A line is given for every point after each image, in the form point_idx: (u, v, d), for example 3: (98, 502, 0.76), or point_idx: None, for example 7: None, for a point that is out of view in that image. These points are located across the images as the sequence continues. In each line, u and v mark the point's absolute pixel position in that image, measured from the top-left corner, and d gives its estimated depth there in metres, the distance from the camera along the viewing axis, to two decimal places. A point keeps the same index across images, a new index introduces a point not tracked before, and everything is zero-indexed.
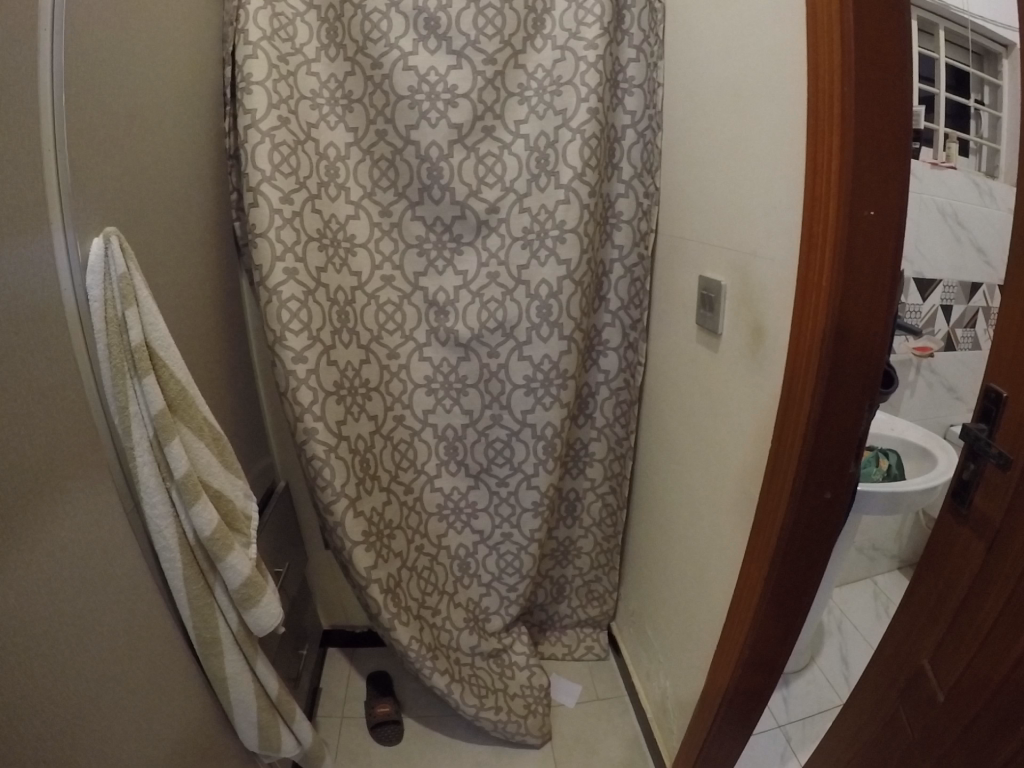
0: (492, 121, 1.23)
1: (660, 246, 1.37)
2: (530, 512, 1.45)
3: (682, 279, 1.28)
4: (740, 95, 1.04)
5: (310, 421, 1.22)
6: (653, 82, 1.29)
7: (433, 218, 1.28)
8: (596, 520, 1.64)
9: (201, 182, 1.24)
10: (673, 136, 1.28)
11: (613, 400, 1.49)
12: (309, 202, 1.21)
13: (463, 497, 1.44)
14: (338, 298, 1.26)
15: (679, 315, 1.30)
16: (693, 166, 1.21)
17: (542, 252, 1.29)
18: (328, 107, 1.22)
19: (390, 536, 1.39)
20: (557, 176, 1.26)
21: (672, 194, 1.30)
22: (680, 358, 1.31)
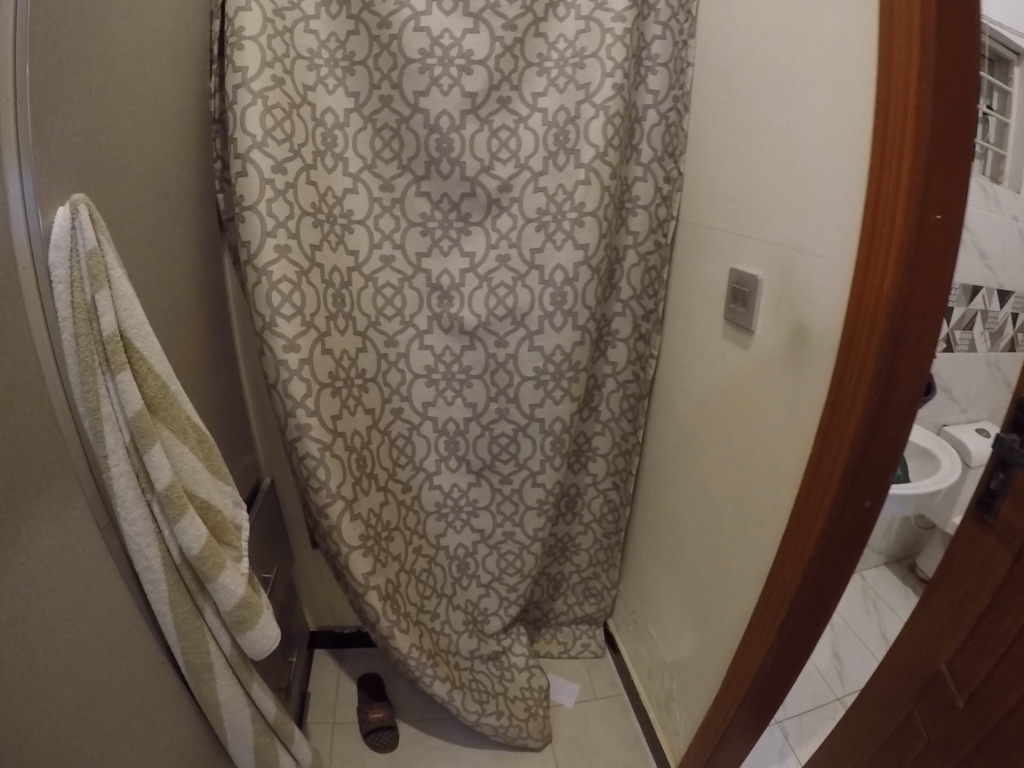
0: (508, 91, 1.12)
1: (679, 235, 1.26)
2: (534, 510, 1.39)
3: (707, 267, 1.17)
4: (791, 71, 0.94)
5: (303, 416, 1.11)
6: (681, 59, 1.18)
7: (439, 195, 1.17)
8: (597, 517, 1.55)
9: (184, 148, 1.12)
10: (704, 118, 1.16)
11: (620, 393, 1.39)
12: (304, 172, 1.09)
13: (465, 495, 1.37)
14: (334, 279, 1.16)
15: (701, 304, 1.19)
16: (728, 151, 1.10)
17: (558, 235, 1.19)
18: (328, 68, 1.09)
19: (388, 538, 1.32)
20: (578, 154, 1.16)
21: (698, 180, 1.20)
22: (700, 350, 1.21)
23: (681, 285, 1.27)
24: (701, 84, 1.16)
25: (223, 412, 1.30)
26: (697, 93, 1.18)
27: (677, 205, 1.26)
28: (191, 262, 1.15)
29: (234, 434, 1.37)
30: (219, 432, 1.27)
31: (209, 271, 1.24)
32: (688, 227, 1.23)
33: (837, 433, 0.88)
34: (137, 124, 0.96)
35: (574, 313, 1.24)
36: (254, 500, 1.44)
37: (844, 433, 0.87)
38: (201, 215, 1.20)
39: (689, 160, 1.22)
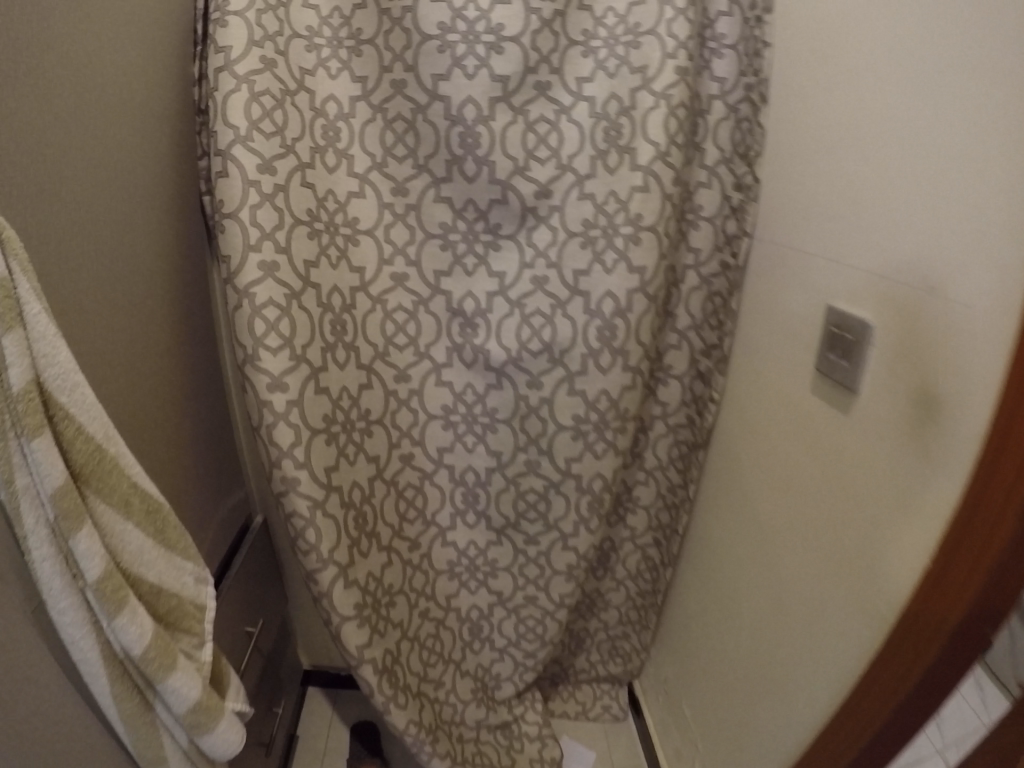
0: (549, 74, 0.91)
1: (757, 255, 1.02)
2: (562, 575, 1.14)
3: (795, 307, 0.94)
4: (915, 58, 0.71)
5: (290, 468, 0.89)
6: (756, 40, 0.95)
7: (463, 202, 0.95)
8: (633, 572, 1.32)
9: (173, 146, 0.92)
10: (790, 113, 0.92)
11: (670, 439, 1.17)
12: (299, 172, 0.88)
13: (482, 554, 1.12)
14: (332, 303, 0.93)
15: (789, 354, 0.96)
16: (826, 157, 0.86)
17: (608, 256, 0.94)
18: (331, 48, 0.89)
19: (390, 604, 1.09)
20: (634, 152, 0.91)
21: (779, 191, 0.96)
22: (785, 410, 0.97)
23: (754, 321, 1.03)
24: (784, 72, 0.93)
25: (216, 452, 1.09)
26: (778, 83, 0.95)
27: (754, 218, 1.00)
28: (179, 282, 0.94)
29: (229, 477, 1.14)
30: (211, 482, 1.06)
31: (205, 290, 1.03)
32: (767, 248, 0.99)
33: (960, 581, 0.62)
34: (108, 113, 0.77)
35: (625, 354, 0.97)
36: (243, 539, 1.17)
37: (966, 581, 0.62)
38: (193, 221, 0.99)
39: (768, 165, 0.98)
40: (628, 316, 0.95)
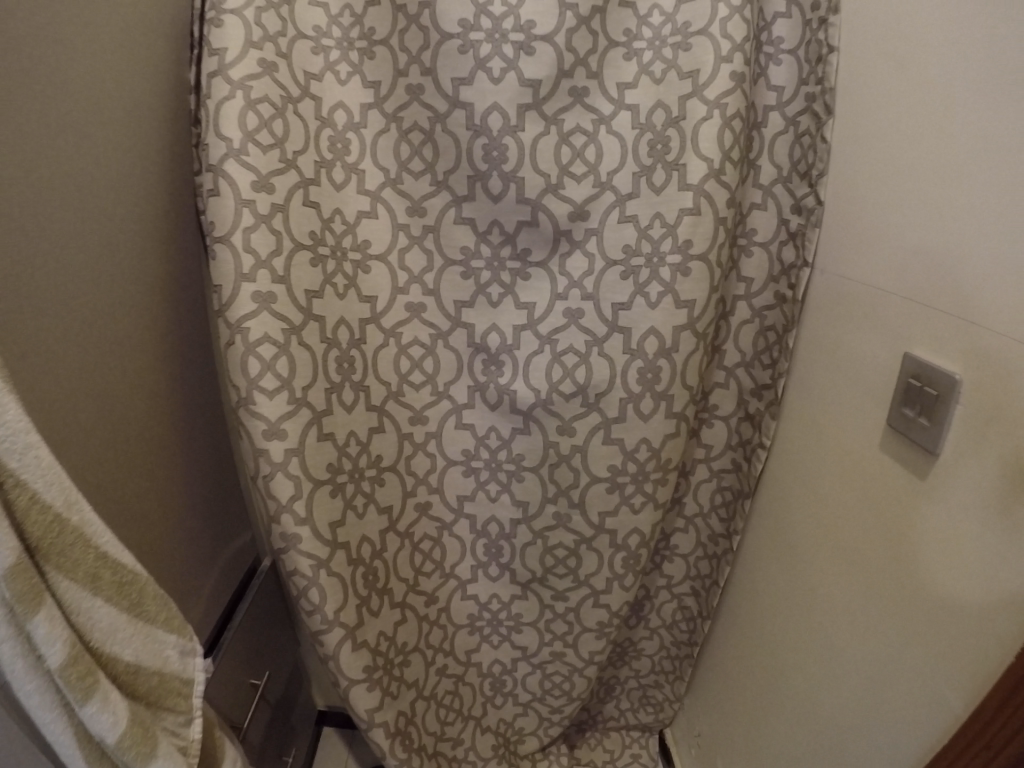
0: (586, 79, 0.79)
1: (815, 292, 0.88)
2: (592, 632, 1.03)
3: (865, 352, 0.81)
4: (1007, 65, 0.60)
5: (290, 524, 0.79)
6: (818, 44, 0.82)
7: (487, 224, 0.84)
8: (669, 622, 1.21)
9: (156, 165, 0.80)
10: (864, 129, 0.78)
11: (713, 484, 1.07)
12: (301, 189, 0.78)
13: (505, 608, 1.03)
14: (338, 338, 0.83)
15: (854, 404, 0.83)
16: (910, 183, 0.73)
17: (652, 288, 0.82)
18: (339, 50, 0.79)
19: (404, 663, 0.99)
20: (684, 169, 0.79)
21: (841, 220, 0.83)
22: (849, 466, 0.85)
23: (813, 363, 0.90)
24: (856, 79, 0.79)
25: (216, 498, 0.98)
26: (846, 91, 0.81)
27: (815, 245, 0.87)
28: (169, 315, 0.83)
29: (230, 522, 1.04)
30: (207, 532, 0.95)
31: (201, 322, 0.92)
32: (831, 283, 0.86)
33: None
34: (67, 125, 0.64)
35: (666, 400, 0.85)
36: (248, 582, 1.08)
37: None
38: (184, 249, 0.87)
39: (834, 186, 0.84)
40: (674, 356, 0.84)
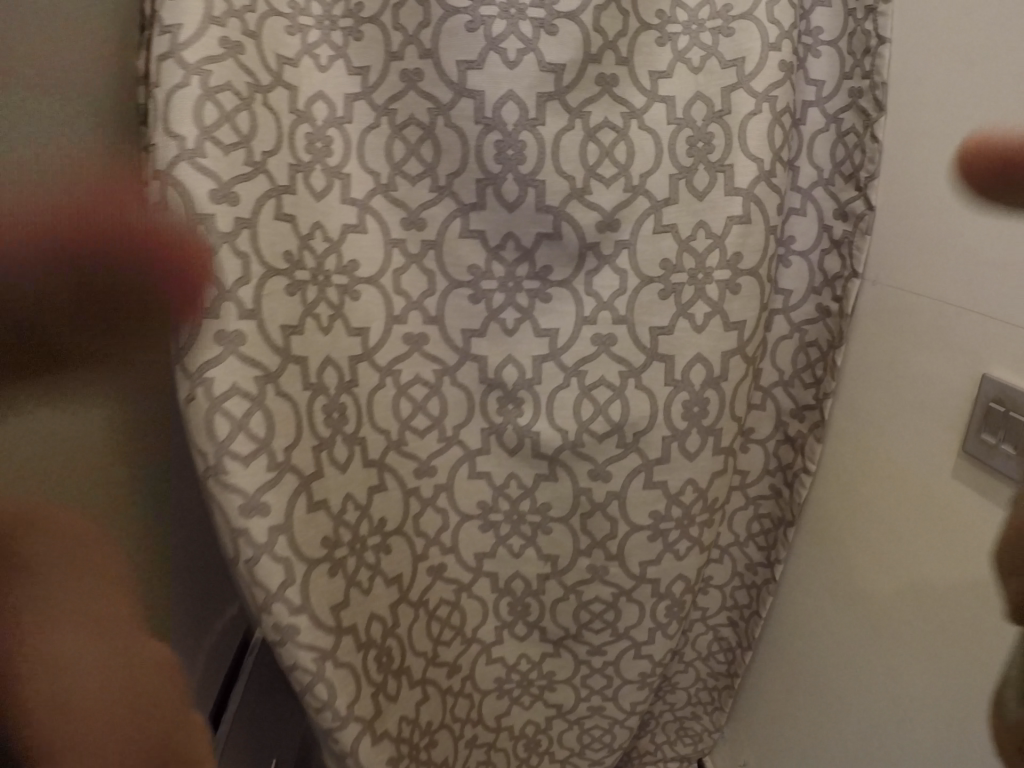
0: (615, 66, 0.70)
1: (867, 308, 0.80)
2: (634, 684, 0.90)
3: (931, 372, 0.73)
4: None
5: (287, 617, 0.65)
6: (865, 36, 0.74)
7: (500, 238, 0.73)
8: (703, 653, 1.03)
9: (101, 161, 0.57)
10: (925, 127, 0.71)
11: (749, 513, 0.94)
12: (271, 200, 0.62)
13: (536, 668, 0.88)
14: (325, 383, 0.69)
15: (917, 427, 0.75)
16: (986, 187, 0.65)
17: (698, 306, 0.73)
18: (320, 31, 0.68)
19: (431, 746, 0.84)
20: (731, 169, 0.72)
21: (900, 231, 0.75)
22: (911, 496, 0.77)
23: (865, 384, 0.81)
24: (914, 73, 0.71)
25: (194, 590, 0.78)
26: (903, 86, 0.73)
27: (866, 255, 0.79)
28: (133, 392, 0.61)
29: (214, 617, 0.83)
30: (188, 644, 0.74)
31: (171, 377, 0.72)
32: (889, 297, 0.77)
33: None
34: None
35: (716, 433, 0.77)
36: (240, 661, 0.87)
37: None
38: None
39: (891, 190, 0.76)
40: (723, 385, 0.75)
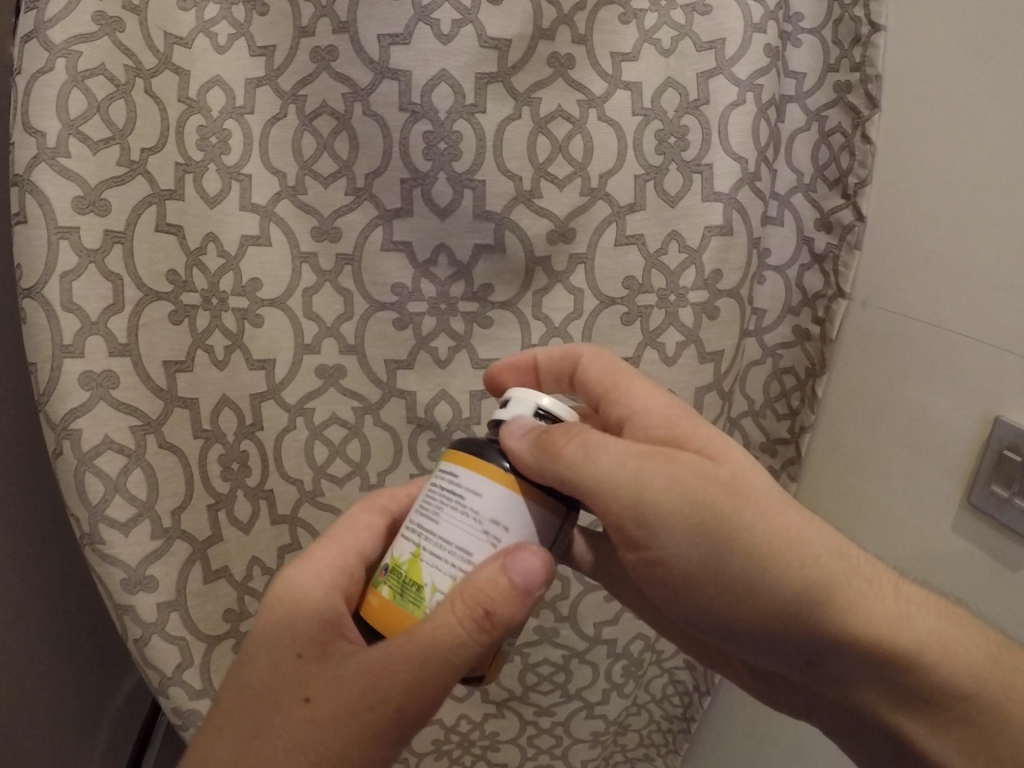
0: (571, 44, 0.62)
1: (853, 326, 0.72)
2: (586, 744, 0.80)
3: (932, 410, 0.65)
4: None
5: (185, 698, 0.59)
6: (854, 22, 0.67)
7: (430, 252, 0.64)
8: (658, 695, 0.82)
9: None
10: (927, 131, 0.64)
11: None
12: (152, 207, 0.56)
13: (478, 730, 0.75)
14: (221, 429, 0.61)
15: (909, 470, 0.68)
16: (998, 198, 0.59)
17: (659, 333, 0.67)
18: (219, 5, 0.57)
19: None
20: (709, 170, 0.65)
21: (900, 246, 0.67)
22: (902, 541, 0.70)
23: (848, 408, 0.73)
24: (915, 69, 0.64)
25: (67, 635, 0.74)
26: (903, 82, 0.65)
27: (855, 272, 0.71)
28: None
29: (97, 666, 0.79)
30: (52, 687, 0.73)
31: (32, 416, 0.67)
32: (883, 317, 0.69)
33: (809, 568, 0.44)
34: None
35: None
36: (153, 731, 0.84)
37: (788, 567, 0.43)
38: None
39: (883, 195, 0.68)
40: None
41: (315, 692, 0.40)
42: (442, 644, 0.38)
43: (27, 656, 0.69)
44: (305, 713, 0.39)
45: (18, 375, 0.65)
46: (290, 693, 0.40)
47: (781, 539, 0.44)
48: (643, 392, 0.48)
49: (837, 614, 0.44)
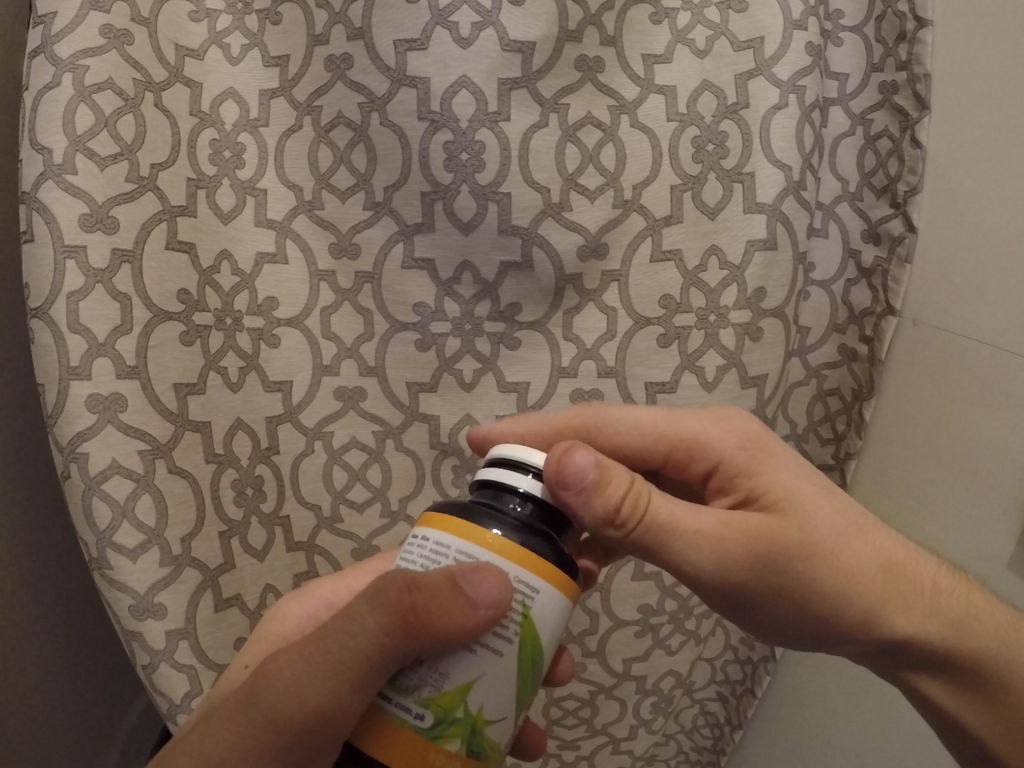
0: (599, 46, 0.59)
1: (904, 345, 0.67)
2: None
3: (992, 439, 0.61)
4: None
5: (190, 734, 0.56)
6: (898, 17, 0.63)
7: (453, 270, 0.61)
8: (688, 725, 0.77)
9: None
10: (985, 139, 0.60)
11: None
12: (162, 224, 0.54)
13: None
14: (235, 453, 0.58)
15: (964, 503, 0.63)
16: None
17: (699, 357, 0.63)
18: (232, 15, 0.58)
19: None
20: (751, 179, 0.62)
21: (956, 261, 0.63)
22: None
23: (897, 435, 0.68)
24: (970, 72, 0.61)
25: (79, 651, 0.73)
26: (955, 86, 0.62)
27: (904, 288, 0.66)
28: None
29: (108, 686, 0.78)
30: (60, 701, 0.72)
31: (42, 432, 0.67)
32: (935, 338, 0.65)
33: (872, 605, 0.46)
34: None
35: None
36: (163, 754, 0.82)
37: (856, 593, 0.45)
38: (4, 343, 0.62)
39: (935, 207, 0.64)
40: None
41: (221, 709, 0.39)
42: (335, 636, 0.35)
43: (33, 673, 0.68)
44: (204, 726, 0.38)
45: (27, 388, 0.65)
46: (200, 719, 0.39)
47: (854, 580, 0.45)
48: (714, 426, 0.47)
49: (896, 629, 0.47)
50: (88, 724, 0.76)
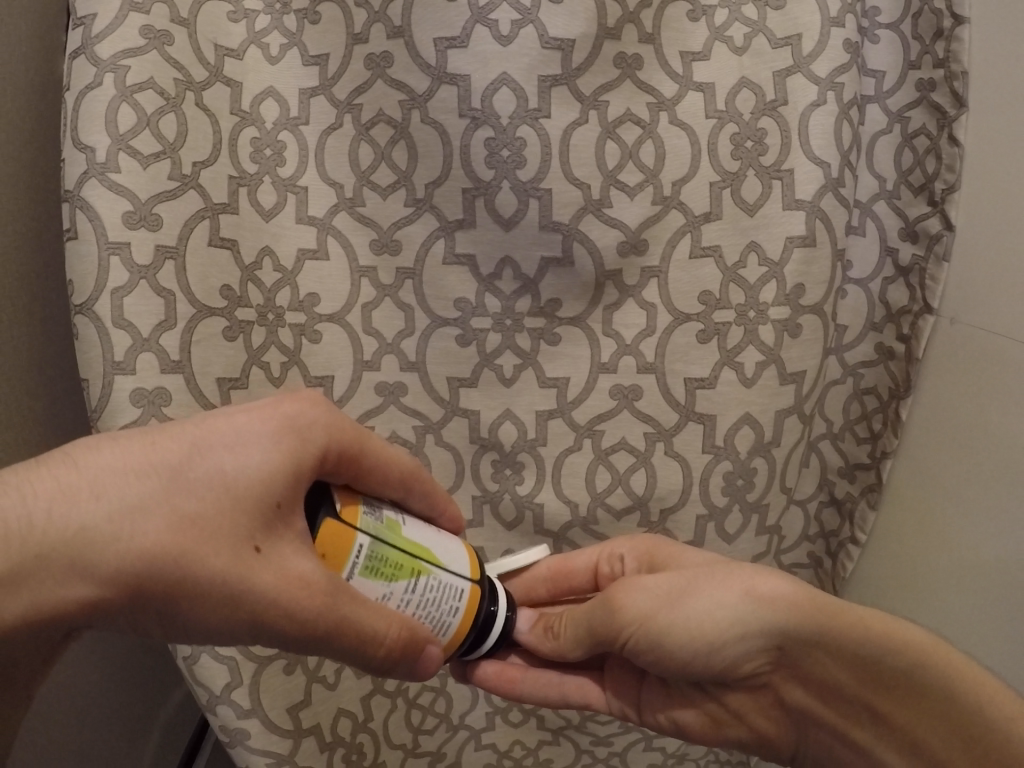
0: (637, 44, 0.60)
1: (942, 343, 0.67)
2: None
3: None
4: None
5: (232, 728, 0.56)
6: (935, 15, 0.63)
7: (495, 265, 0.62)
8: None
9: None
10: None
11: None
12: (205, 221, 0.55)
13: (532, 757, 0.73)
14: None
15: (997, 500, 0.64)
16: None
17: (738, 352, 0.63)
18: (270, 16, 0.59)
19: None
20: (789, 176, 0.62)
21: (995, 262, 0.63)
22: (975, 575, 0.67)
23: (935, 437, 0.68)
24: (1008, 73, 0.61)
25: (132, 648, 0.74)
26: (999, 86, 0.61)
27: (943, 286, 0.66)
28: (6, 444, 0.58)
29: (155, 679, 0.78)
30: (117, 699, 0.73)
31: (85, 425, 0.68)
32: (972, 339, 0.65)
33: (751, 591, 0.53)
34: None
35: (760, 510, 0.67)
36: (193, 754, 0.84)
37: (725, 574, 0.54)
38: (48, 340, 0.63)
39: (974, 206, 0.64)
40: (774, 453, 0.65)
41: (266, 544, 0.42)
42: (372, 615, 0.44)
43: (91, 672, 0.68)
44: (248, 567, 0.41)
45: (69, 382, 0.66)
46: (238, 538, 0.41)
47: (767, 593, 0.54)
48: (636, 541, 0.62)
49: (767, 595, 0.53)
50: (132, 714, 0.75)
